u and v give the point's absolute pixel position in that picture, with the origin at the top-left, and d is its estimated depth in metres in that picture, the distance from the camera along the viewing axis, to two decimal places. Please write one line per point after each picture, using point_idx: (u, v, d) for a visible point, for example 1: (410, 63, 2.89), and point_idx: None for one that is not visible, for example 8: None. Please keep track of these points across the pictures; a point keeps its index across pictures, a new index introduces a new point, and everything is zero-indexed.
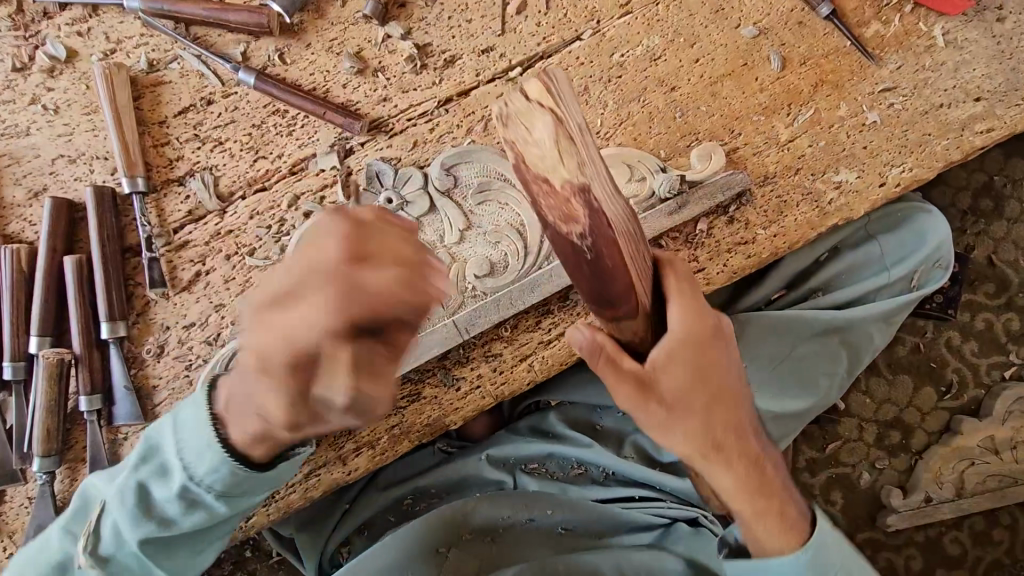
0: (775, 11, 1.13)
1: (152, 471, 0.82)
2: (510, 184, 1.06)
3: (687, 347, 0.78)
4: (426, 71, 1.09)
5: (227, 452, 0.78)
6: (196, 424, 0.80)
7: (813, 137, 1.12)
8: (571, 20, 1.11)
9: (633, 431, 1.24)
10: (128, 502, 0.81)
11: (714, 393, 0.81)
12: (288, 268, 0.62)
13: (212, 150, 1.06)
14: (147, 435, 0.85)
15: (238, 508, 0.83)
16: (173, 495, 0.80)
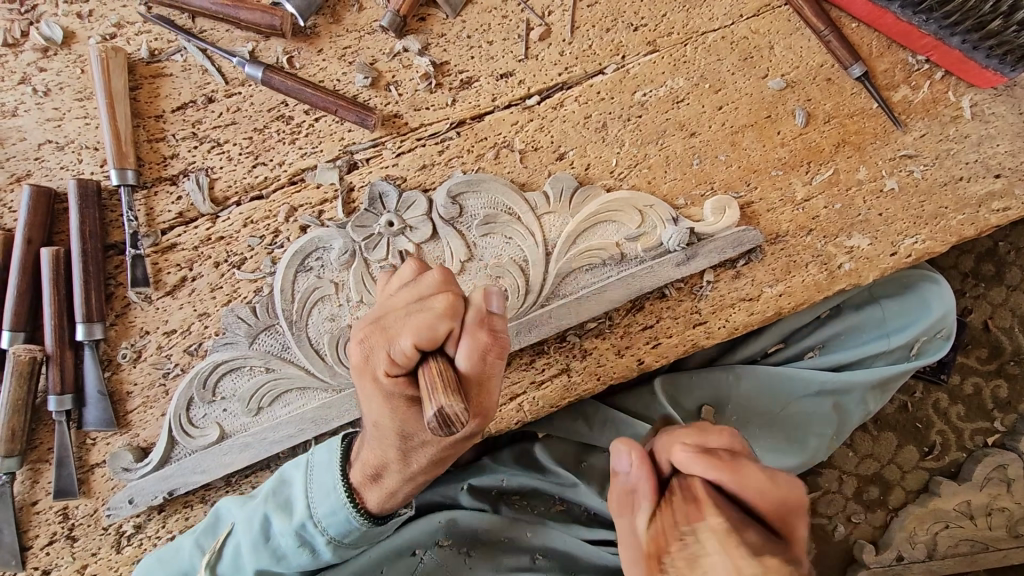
0: (805, 65, 1.09)
1: (275, 504, 0.94)
2: (517, 218, 1.02)
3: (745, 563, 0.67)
4: (440, 90, 1.04)
5: (345, 494, 0.90)
6: (325, 469, 0.93)
7: (829, 198, 1.10)
8: (595, 51, 1.06)
9: None
10: (253, 535, 0.93)
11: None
12: (358, 329, 0.75)
13: (209, 151, 1.01)
14: (288, 468, 0.97)
15: (341, 554, 0.95)
16: (292, 532, 0.92)
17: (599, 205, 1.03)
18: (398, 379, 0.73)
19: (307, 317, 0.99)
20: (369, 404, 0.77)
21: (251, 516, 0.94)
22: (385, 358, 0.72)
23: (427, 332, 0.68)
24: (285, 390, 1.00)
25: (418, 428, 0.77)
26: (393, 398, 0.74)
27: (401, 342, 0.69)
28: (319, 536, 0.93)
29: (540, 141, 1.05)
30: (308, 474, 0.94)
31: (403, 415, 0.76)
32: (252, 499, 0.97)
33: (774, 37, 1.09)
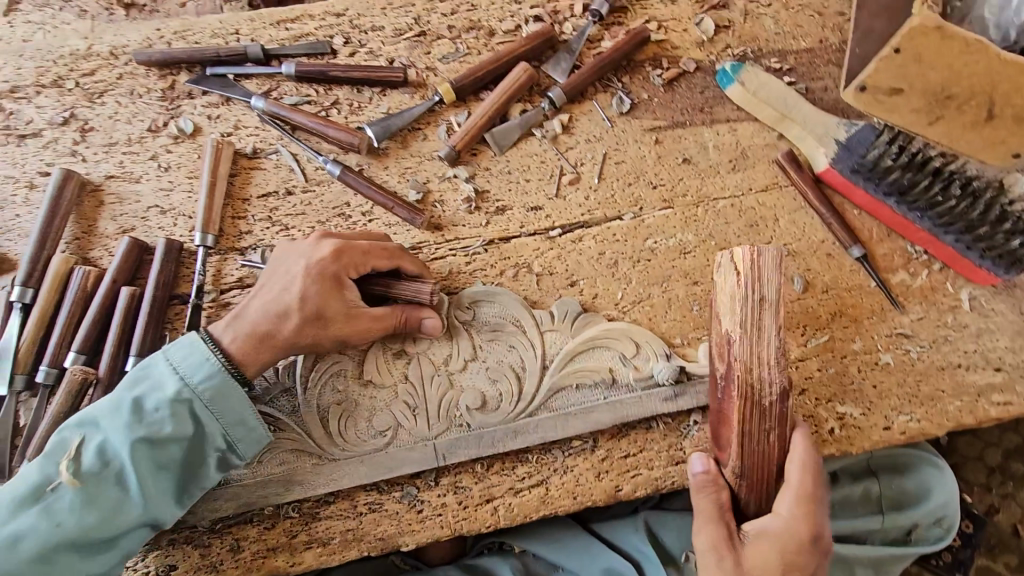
0: (807, 239, 1.20)
1: (138, 391, 0.95)
2: (522, 330, 1.13)
3: (790, 542, 0.93)
4: (477, 212, 1.22)
5: (213, 355, 0.98)
6: (191, 350, 0.98)
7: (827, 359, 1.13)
8: (617, 200, 1.22)
9: None
10: (125, 419, 0.93)
11: (777, 526, 0.94)
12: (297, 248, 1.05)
13: (277, 232, 1.21)
14: (133, 369, 0.98)
15: (192, 417, 0.96)
16: (168, 404, 0.95)
17: (598, 331, 1.12)
18: (322, 278, 1.01)
19: (321, 385, 1.09)
20: (288, 291, 1.00)
21: (112, 407, 0.94)
22: (315, 261, 1.02)
23: (352, 250, 1.03)
24: (281, 451, 1.07)
25: (305, 313, 0.99)
26: (314, 287, 1.00)
27: (327, 249, 1.03)
28: (196, 407, 0.96)
29: (556, 268, 1.19)
30: (169, 358, 0.98)
31: (305, 302, 1.00)
32: (98, 408, 0.95)
33: (779, 211, 1.22)
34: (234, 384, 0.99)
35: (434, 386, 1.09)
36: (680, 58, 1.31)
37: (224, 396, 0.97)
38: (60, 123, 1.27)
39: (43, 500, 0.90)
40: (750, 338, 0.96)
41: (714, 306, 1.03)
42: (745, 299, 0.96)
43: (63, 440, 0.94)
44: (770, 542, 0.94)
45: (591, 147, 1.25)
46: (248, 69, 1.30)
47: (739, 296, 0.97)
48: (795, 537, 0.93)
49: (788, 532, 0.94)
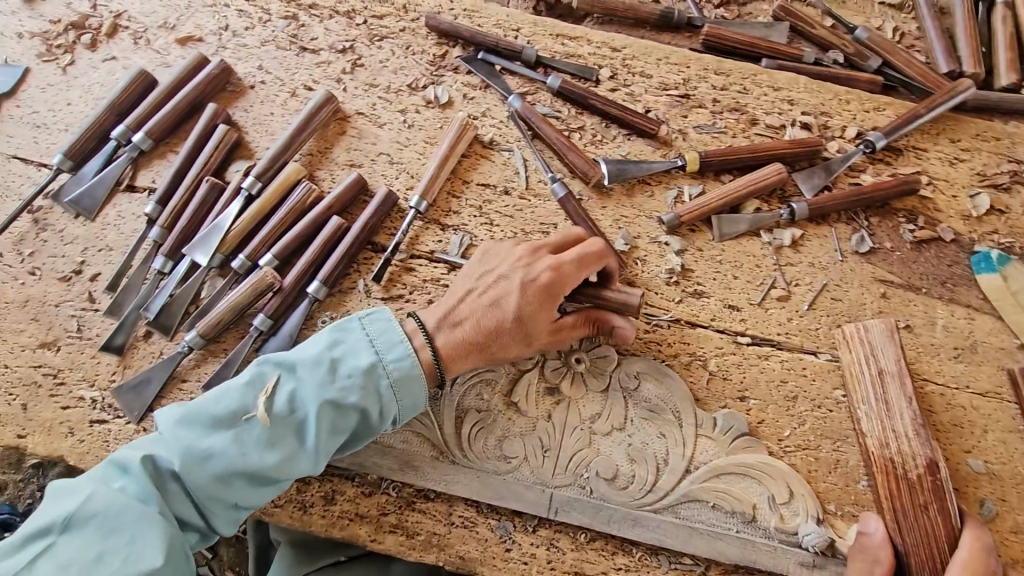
0: (1013, 467, 1.07)
1: (340, 351, 0.97)
2: (678, 423, 1.07)
3: None
4: (675, 287, 1.18)
5: (410, 342, 1.00)
6: (389, 326, 1.01)
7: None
8: (819, 335, 1.15)
9: None
10: (323, 374, 0.95)
11: None
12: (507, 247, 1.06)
13: (482, 224, 1.23)
14: (333, 328, 0.99)
15: (381, 393, 0.97)
16: (364, 373, 0.96)
17: (754, 460, 1.05)
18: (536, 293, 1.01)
19: (468, 386, 1.09)
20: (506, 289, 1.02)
21: (312, 360, 0.96)
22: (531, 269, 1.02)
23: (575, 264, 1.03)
24: (409, 430, 1.08)
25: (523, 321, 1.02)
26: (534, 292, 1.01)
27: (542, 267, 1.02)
28: (383, 382, 0.97)
29: (731, 375, 1.12)
30: (368, 326, 1.00)
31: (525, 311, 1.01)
32: (299, 353, 0.97)
33: (991, 423, 1.09)
34: (421, 376, 0.99)
35: (573, 438, 1.06)
36: (940, 222, 1.21)
37: (410, 382, 0.98)
38: (338, 49, 1.37)
39: (234, 428, 0.92)
40: (879, 411, 1.07)
41: (860, 396, 1.09)
42: (865, 376, 1.09)
43: (258, 372, 0.96)
44: None
45: (813, 272, 1.19)
46: (516, 67, 1.34)
47: (859, 374, 1.09)
48: None
49: None
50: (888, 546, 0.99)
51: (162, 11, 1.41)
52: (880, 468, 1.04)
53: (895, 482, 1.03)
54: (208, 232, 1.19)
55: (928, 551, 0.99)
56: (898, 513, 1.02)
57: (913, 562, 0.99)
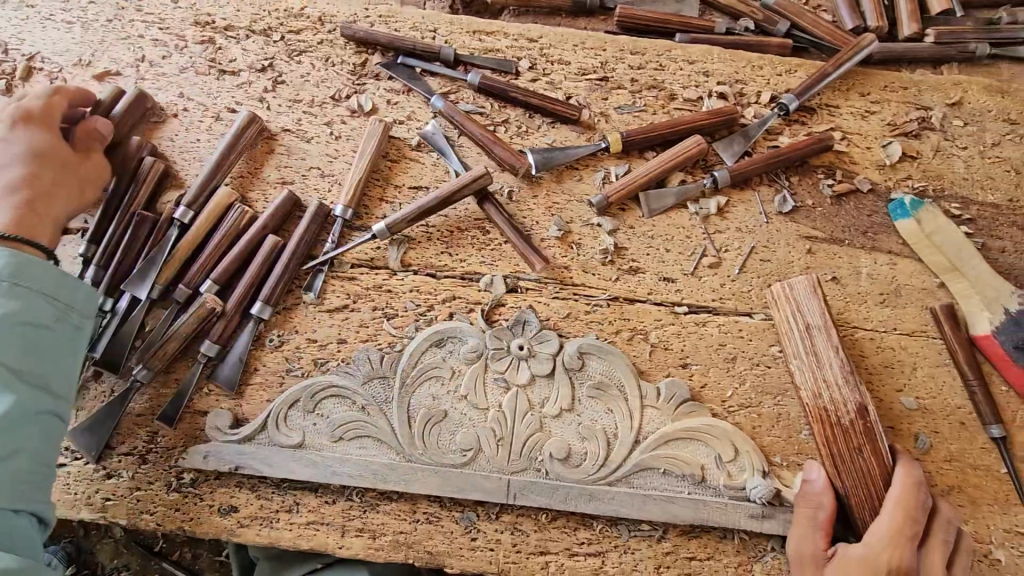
0: (943, 399, 1.12)
1: None
2: (625, 397, 1.11)
3: (872, 564, 0.96)
4: (610, 266, 1.21)
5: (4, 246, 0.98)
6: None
7: (949, 534, 1.01)
8: (751, 296, 1.19)
9: None
10: None
11: (863, 551, 0.97)
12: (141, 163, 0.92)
13: (418, 226, 1.24)
14: None
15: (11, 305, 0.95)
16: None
17: (699, 423, 1.09)
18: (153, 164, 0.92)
19: (418, 386, 1.12)
20: None
21: None
22: None
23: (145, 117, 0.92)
24: (365, 435, 1.10)
25: None
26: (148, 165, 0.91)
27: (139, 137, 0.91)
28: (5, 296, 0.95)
29: (672, 345, 1.16)
30: None
31: None
32: None
33: (919, 360, 1.14)
34: (54, 271, 1.00)
35: (524, 424, 1.09)
36: (857, 174, 1.26)
37: (30, 266, 0.98)
38: (259, 69, 1.37)
39: None
40: (810, 363, 1.11)
41: (792, 351, 1.13)
42: (793, 332, 1.13)
43: None
44: (854, 563, 0.97)
45: (740, 236, 1.23)
46: (436, 68, 1.36)
47: (789, 330, 1.13)
48: (876, 558, 0.96)
49: (871, 558, 0.96)
50: (830, 492, 1.04)
51: (77, 48, 1.39)
52: (817, 420, 1.09)
53: (830, 429, 1.08)
54: (145, 266, 1.19)
55: (866, 492, 1.04)
56: (836, 459, 1.07)
57: (854, 502, 1.04)
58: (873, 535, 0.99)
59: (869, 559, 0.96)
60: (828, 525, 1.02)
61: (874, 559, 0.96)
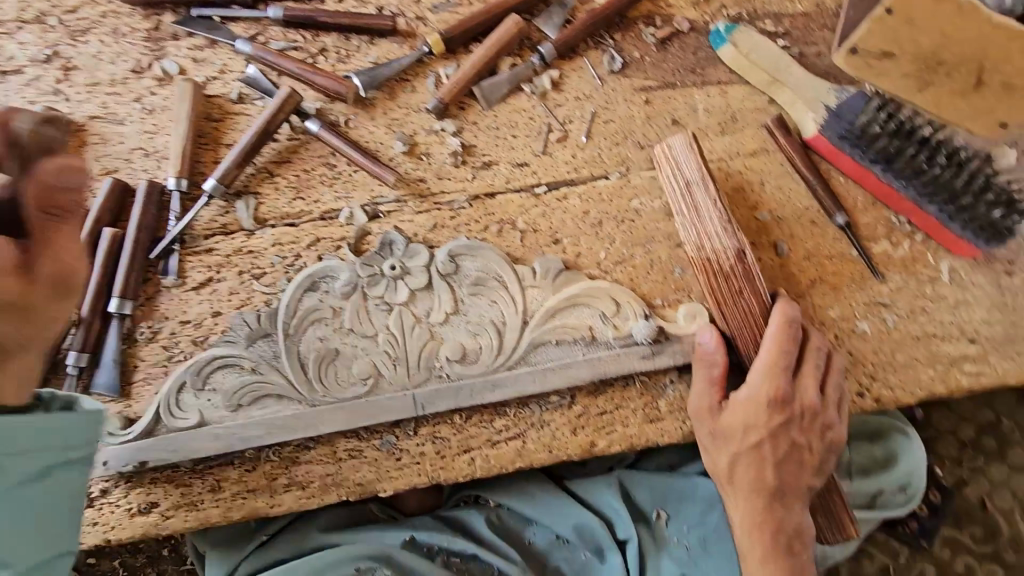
0: (792, 205, 1.20)
1: None
2: (504, 286, 1.13)
3: (754, 403, 1.07)
4: (463, 167, 1.21)
5: None
6: None
7: (820, 360, 1.10)
8: (603, 160, 1.22)
9: (560, 558, 1.24)
10: None
11: (747, 396, 1.08)
12: None
13: (262, 180, 1.20)
14: None
15: None
16: None
17: (579, 289, 1.12)
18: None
19: (302, 333, 1.10)
20: None
21: None
22: None
23: None
24: (263, 395, 1.08)
25: None
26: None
27: None
28: None
29: (540, 225, 1.19)
30: None
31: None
32: None
33: (765, 175, 1.21)
34: None
35: (415, 338, 1.09)
36: (674, 16, 1.28)
37: None
38: (41, 59, 1.25)
39: None
40: (692, 217, 1.16)
41: (678, 209, 1.18)
42: (674, 189, 1.17)
43: None
44: (740, 405, 1.08)
45: (580, 105, 1.24)
46: (235, 11, 1.27)
47: (669, 187, 1.18)
48: (758, 398, 1.07)
49: (754, 400, 1.07)
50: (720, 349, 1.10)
51: None
52: (701, 275, 1.15)
53: (713, 278, 1.14)
54: None
55: (749, 332, 1.12)
56: (721, 306, 1.14)
57: (740, 344, 1.13)
58: (755, 377, 1.08)
59: (751, 399, 1.07)
60: (719, 379, 1.09)
61: (756, 398, 1.07)
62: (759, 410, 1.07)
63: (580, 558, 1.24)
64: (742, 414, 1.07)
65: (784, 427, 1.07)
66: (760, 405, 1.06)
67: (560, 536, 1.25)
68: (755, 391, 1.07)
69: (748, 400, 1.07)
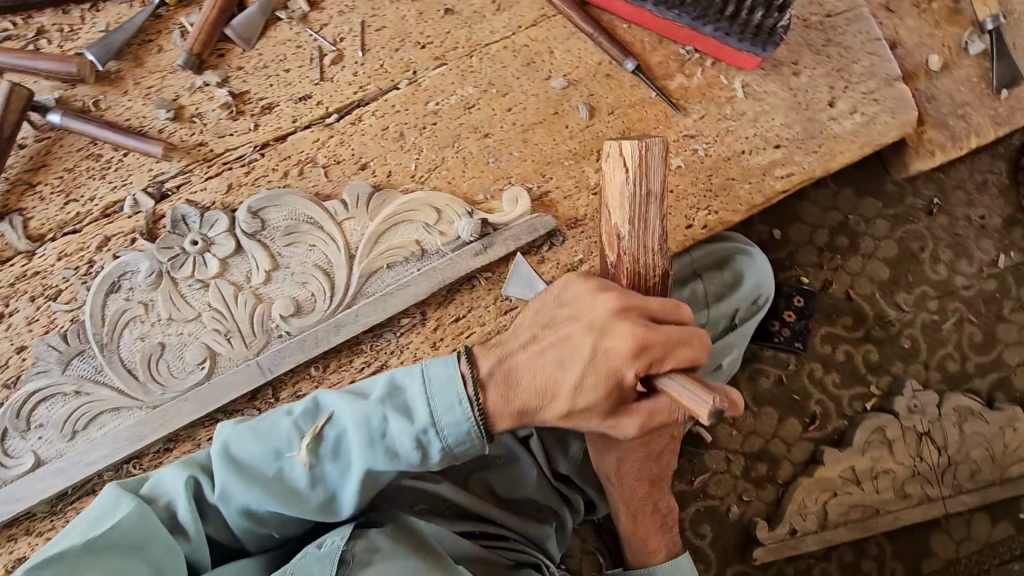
0: (585, 65, 1.20)
1: None
2: (318, 226, 1.07)
3: (628, 455, 1.00)
4: (241, 117, 1.12)
5: None
6: None
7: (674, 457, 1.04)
8: (387, 70, 1.16)
9: (478, 470, 1.26)
10: None
11: (620, 446, 0.98)
12: None
13: (22, 193, 1.07)
14: None
15: None
16: None
17: (395, 206, 1.09)
18: None
19: (118, 339, 1.02)
20: None
21: None
22: None
23: None
24: (99, 414, 1.01)
25: None
26: None
27: None
28: None
29: (341, 155, 1.13)
30: None
31: None
32: None
33: (552, 43, 1.20)
34: None
35: (241, 305, 1.03)
36: None
37: None
38: None
39: None
40: (637, 228, 0.85)
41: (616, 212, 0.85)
42: (631, 197, 0.83)
43: None
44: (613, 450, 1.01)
45: (346, 19, 1.16)
46: None
47: (629, 195, 0.83)
48: (628, 446, 0.98)
49: (627, 455, 1.00)
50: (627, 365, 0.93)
51: None
52: (622, 287, 0.86)
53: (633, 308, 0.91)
54: None
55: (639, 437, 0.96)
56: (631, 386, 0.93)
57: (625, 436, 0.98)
58: (626, 448, 0.99)
59: (623, 451, 0.99)
60: (626, 387, 0.81)
61: (627, 451, 0.99)
62: (634, 451, 0.99)
63: (496, 465, 1.26)
64: (617, 444, 0.99)
65: (662, 450, 1.02)
66: (633, 449, 0.98)
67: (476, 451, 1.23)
68: (625, 452, 1.00)
69: (622, 450, 0.99)
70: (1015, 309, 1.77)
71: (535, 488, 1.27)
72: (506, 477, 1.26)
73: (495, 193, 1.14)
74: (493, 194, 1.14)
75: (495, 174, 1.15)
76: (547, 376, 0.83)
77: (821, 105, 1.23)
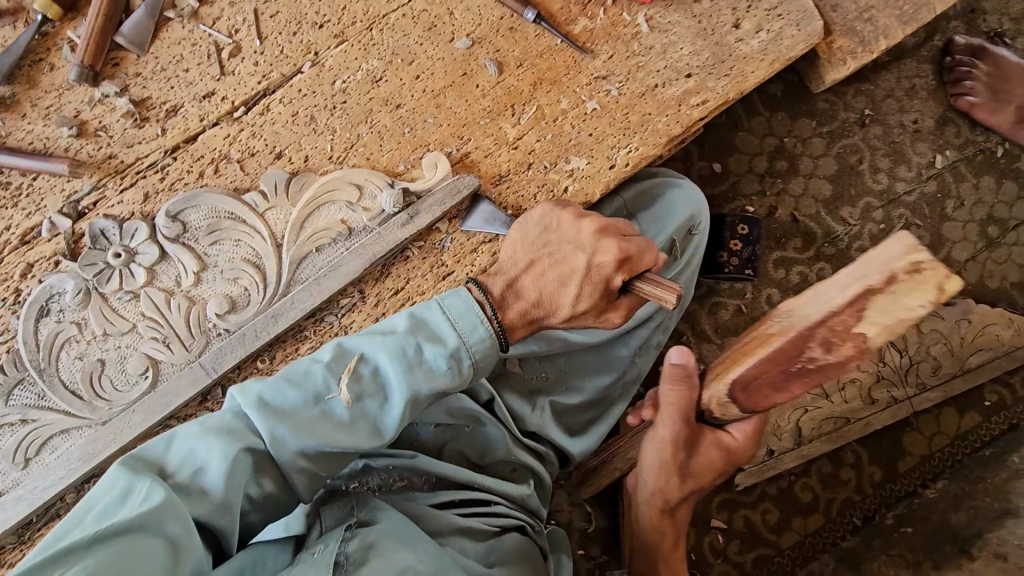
0: (486, 21, 1.19)
1: None
2: (240, 220, 1.07)
3: (665, 462, 1.10)
4: (147, 124, 1.10)
5: None
6: None
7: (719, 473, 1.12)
8: (288, 55, 1.15)
9: (449, 440, 1.20)
10: None
11: (670, 448, 1.06)
12: None
13: None
14: None
15: None
16: None
17: (315, 189, 1.08)
18: None
19: (57, 362, 1.02)
20: None
21: None
22: None
23: None
24: (48, 438, 1.01)
25: None
26: None
27: None
28: None
29: (255, 147, 1.12)
30: None
31: None
32: None
33: (451, 4, 1.19)
34: None
35: (175, 310, 1.04)
36: None
37: None
38: None
39: None
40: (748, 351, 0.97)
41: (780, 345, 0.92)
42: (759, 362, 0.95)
43: None
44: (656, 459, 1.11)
45: (238, 9, 1.14)
46: None
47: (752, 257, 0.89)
48: (675, 455, 1.07)
49: (666, 465, 1.10)
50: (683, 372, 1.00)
51: None
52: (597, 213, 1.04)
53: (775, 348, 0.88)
54: None
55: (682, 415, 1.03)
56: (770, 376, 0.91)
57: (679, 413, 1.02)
58: (676, 447, 1.06)
59: (662, 456, 1.09)
60: (613, 290, 0.99)
61: (667, 452, 1.08)
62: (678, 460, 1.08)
63: (464, 432, 1.20)
64: (659, 448, 1.10)
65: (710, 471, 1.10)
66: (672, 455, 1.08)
67: (441, 421, 1.18)
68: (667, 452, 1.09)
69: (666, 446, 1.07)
70: (957, 206, 1.76)
71: (505, 451, 1.20)
72: (477, 443, 1.21)
73: (415, 162, 1.14)
74: (413, 164, 1.14)
75: (413, 144, 1.15)
76: (548, 291, 1.00)
77: (727, 27, 1.23)
